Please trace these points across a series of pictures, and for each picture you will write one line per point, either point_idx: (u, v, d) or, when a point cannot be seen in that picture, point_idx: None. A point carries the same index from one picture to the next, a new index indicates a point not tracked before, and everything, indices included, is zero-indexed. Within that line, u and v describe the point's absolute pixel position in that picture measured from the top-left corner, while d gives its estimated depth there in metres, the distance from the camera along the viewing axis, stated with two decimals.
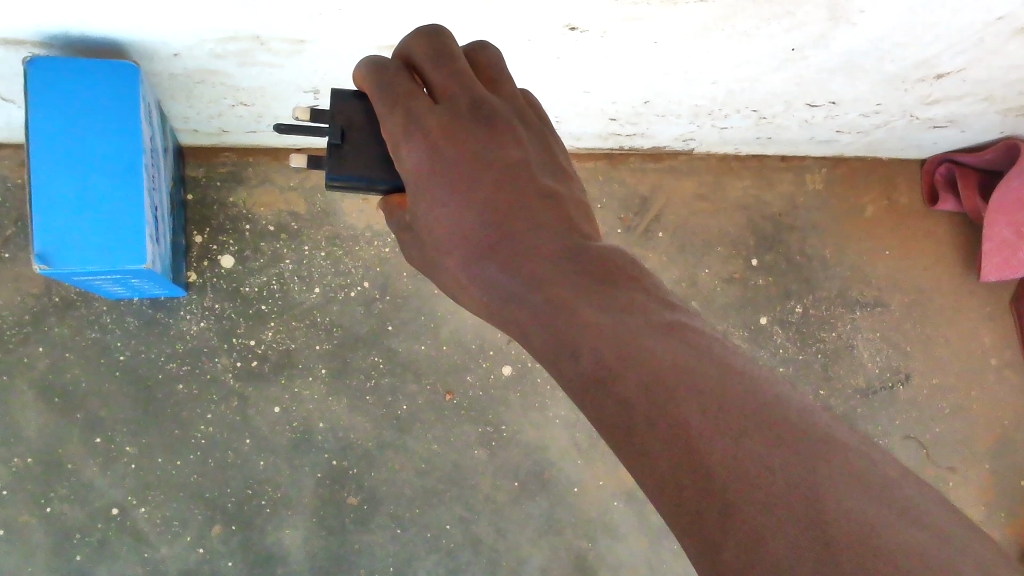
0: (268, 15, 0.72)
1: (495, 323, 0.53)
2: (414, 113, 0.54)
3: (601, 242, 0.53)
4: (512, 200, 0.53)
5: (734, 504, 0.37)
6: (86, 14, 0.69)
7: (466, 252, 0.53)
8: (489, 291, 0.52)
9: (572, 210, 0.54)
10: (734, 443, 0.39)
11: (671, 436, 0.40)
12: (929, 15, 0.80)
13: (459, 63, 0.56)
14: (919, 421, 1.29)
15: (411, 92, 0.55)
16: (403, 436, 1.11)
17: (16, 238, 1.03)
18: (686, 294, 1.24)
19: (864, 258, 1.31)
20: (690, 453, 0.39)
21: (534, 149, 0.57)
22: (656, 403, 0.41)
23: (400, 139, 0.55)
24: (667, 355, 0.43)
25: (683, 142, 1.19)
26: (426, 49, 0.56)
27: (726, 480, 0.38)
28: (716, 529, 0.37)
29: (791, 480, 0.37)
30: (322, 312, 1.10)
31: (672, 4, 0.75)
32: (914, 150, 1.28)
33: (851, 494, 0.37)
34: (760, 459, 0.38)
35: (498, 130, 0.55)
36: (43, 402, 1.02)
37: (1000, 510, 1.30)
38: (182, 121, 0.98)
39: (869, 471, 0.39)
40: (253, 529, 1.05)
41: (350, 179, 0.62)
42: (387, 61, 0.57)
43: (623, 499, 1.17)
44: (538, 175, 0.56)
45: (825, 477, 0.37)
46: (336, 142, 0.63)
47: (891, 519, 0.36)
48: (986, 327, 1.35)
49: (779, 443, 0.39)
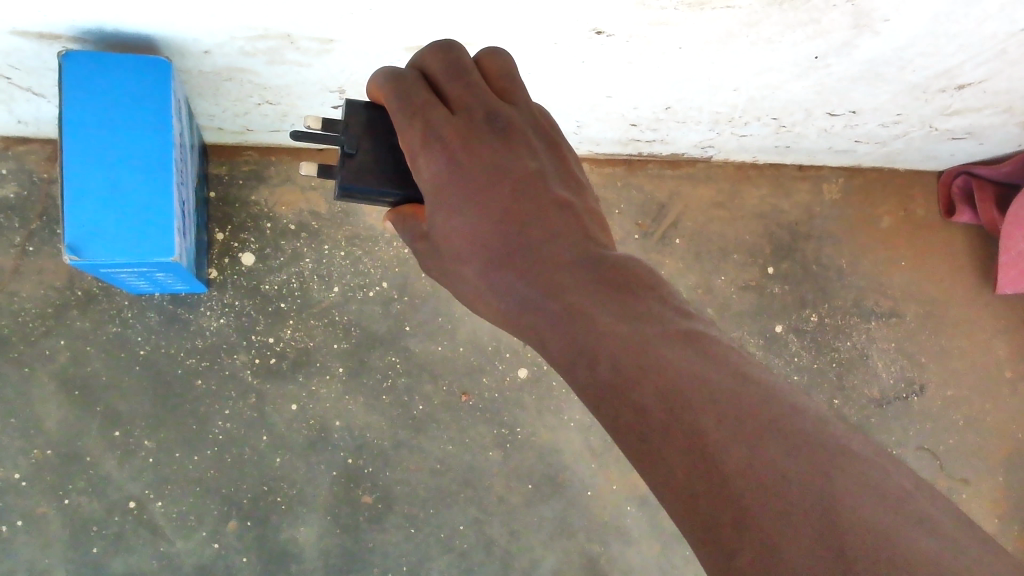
0: (301, 14, 0.73)
1: (511, 332, 0.54)
2: (431, 124, 0.55)
3: (616, 251, 0.54)
4: (528, 209, 0.54)
5: (749, 510, 0.37)
6: (121, 10, 0.70)
7: (484, 261, 0.53)
8: (508, 300, 0.53)
9: (587, 220, 0.55)
10: (751, 451, 0.39)
11: (688, 444, 0.40)
12: (953, 25, 0.80)
13: (473, 76, 0.57)
14: (932, 431, 1.29)
15: (428, 102, 0.56)
16: (418, 436, 1.11)
17: (41, 232, 1.04)
18: (701, 300, 1.25)
19: (879, 269, 1.32)
20: (708, 461, 0.40)
21: (549, 159, 0.58)
22: (673, 411, 0.42)
23: (418, 149, 0.55)
24: (683, 363, 0.44)
25: (701, 150, 1.20)
26: (442, 63, 0.58)
27: (742, 488, 0.38)
28: (732, 533, 0.37)
29: (805, 490, 0.38)
30: (341, 311, 1.11)
31: (698, 10, 0.76)
32: (930, 162, 1.28)
33: (864, 502, 0.37)
34: (775, 466, 0.39)
35: (514, 140, 0.56)
36: (64, 394, 1.03)
37: (1013, 523, 1.30)
38: (207, 119, 0.99)
39: (883, 481, 0.39)
40: (267, 525, 1.06)
41: (363, 192, 0.63)
42: (403, 73, 0.58)
43: (635, 504, 1.18)
44: (554, 185, 0.56)
45: (839, 485, 0.38)
46: (350, 152, 0.64)
47: (905, 528, 0.36)
48: (1001, 340, 1.35)
49: (795, 452, 0.39)
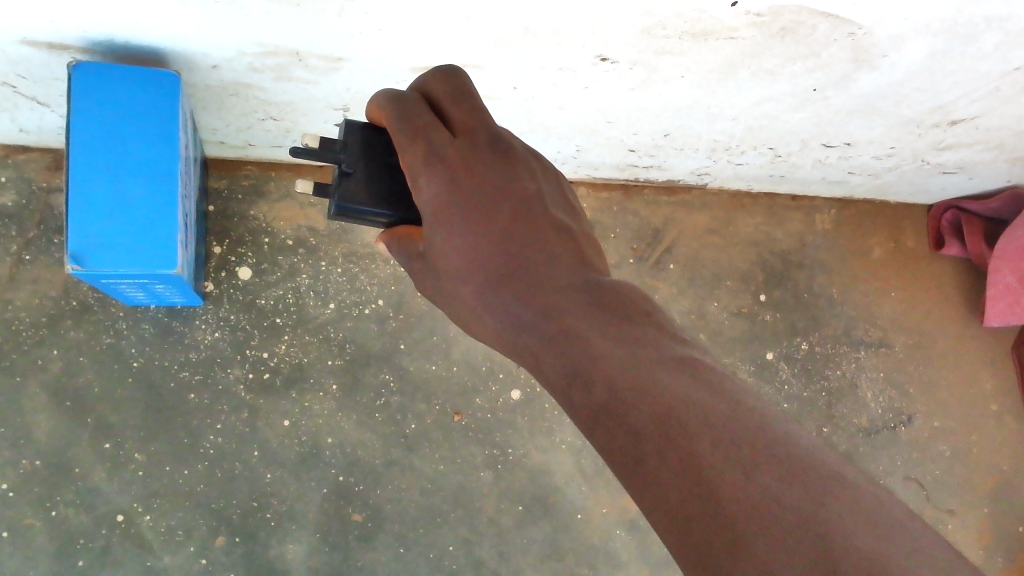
0: (311, 32, 0.73)
1: (506, 353, 0.54)
2: (433, 145, 0.56)
3: (611, 278, 0.55)
4: (527, 232, 0.55)
5: (744, 534, 0.38)
6: (134, 22, 0.71)
7: (482, 282, 0.54)
8: (504, 321, 0.53)
9: (583, 246, 0.56)
10: (745, 476, 0.40)
11: (682, 468, 0.41)
12: (949, 62, 0.82)
13: (477, 100, 0.58)
14: (919, 462, 1.30)
15: (430, 124, 0.57)
16: (410, 455, 1.11)
17: (37, 241, 1.04)
18: (695, 326, 1.26)
19: (870, 299, 1.33)
20: (703, 485, 0.40)
21: (547, 186, 0.59)
22: (669, 436, 0.42)
23: (419, 170, 0.56)
24: (679, 388, 0.45)
25: (697, 177, 1.21)
26: (446, 87, 0.59)
27: (736, 513, 0.39)
28: (726, 559, 0.37)
29: (800, 515, 0.38)
30: (336, 327, 1.11)
31: (702, 40, 0.77)
32: (921, 196, 1.30)
33: (858, 529, 0.38)
34: (769, 491, 0.39)
35: (514, 163, 0.57)
36: (55, 404, 1.02)
37: (998, 554, 1.31)
38: (210, 133, 0.99)
39: (877, 511, 0.40)
40: (256, 542, 1.05)
41: (358, 211, 0.64)
42: (404, 95, 0.59)
43: (625, 528, 1.18)
44: (552, 208, 0.57)
45: (832, 510, 0.39)
46: (346, 171, 0.64)
47: (901, 558, 0.37)
48: (988, 372, 1.37)
49: (789, 478, 0.40)
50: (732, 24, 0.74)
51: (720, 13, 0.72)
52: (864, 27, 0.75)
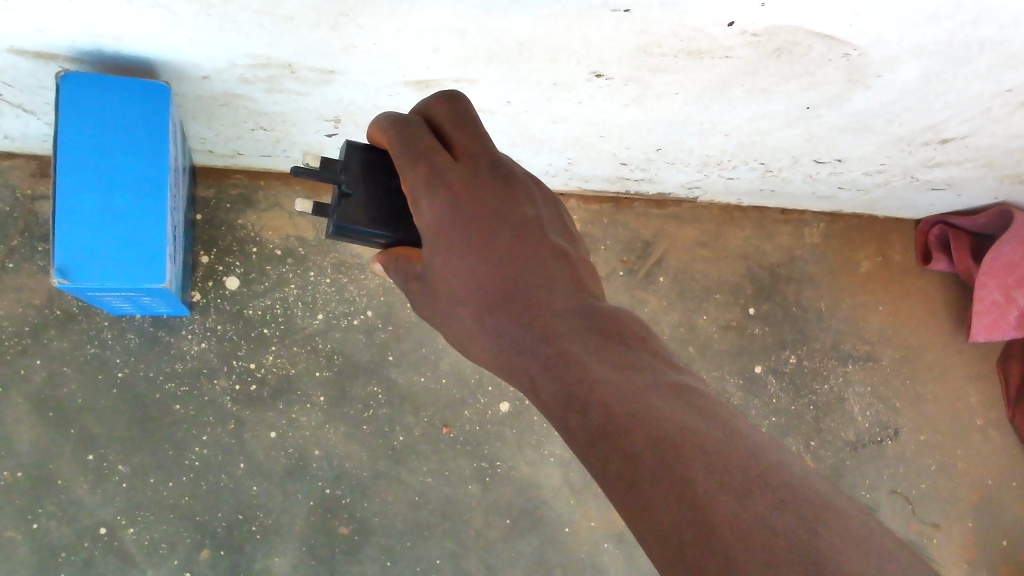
0: (304, 44, 0.73)
1: (501, 374, 0.53)
2: (436, 167, 0.55)
3: (609, 302, 0.54)
4: (526, 257, 0.55)
5: (736, 560, 0.37)
6: (125, 33, 0.69)
7: (479, 303, 0.53)
8: (500, 343, 0.52)
9: (582, 270, 0.56)
10: (739, 502, 0.40)
11: (677, 491, 0.40)
12: (942, 83, 0.82)
13: (479, 124, 0.58)
14: (905, 476, 1.31)
15: (433, 147, 0.56)
16: (398, 467, 1.10)
17: (21, 249, 1.02)
18: (683, 339, 1.26)
19: (857, 312, 1.34)
20: (697, 510, 0.40)
21: (547, 209, 0.59)
22: (664, 461, 0.42)
23: (421, 193, 0.56)
24: (675, 414, 0.44)
25: (688, 190, 1.21)
26: (449, 111, 0.58)
27: (730, 541, 0.38)
28: None
29: (792, 540, 0.38)
30: (324, 338, 1.10)
31: (698, 58, 0.77)
32: (909, 211, 1.31)
33: (851, 557, 0.38)
34: (763, 518, 0.39)
35: (516, 188, 0.57)
36: (37, 415, 1.00)
37: (981, 569, 1.31)
38: (199, 141, 0.98)
39: (873, 540, 0.39)
40: (241, 555, 1.04)
41: (357, 232, 0.63)
42: (407, 117, 0.58)
43: (613, 542, 1.18)
44: (551, 233, 0.57)
45: (826, 538, 0.38)
46: (346, 192, 0.64)
47: None
48: (974, 387, 1.37)
49: (782, 505, 0.40)
50: (727, 43, 0.74)
51: (717, 32, 0.72)
52: (859, 48, 0.75)
